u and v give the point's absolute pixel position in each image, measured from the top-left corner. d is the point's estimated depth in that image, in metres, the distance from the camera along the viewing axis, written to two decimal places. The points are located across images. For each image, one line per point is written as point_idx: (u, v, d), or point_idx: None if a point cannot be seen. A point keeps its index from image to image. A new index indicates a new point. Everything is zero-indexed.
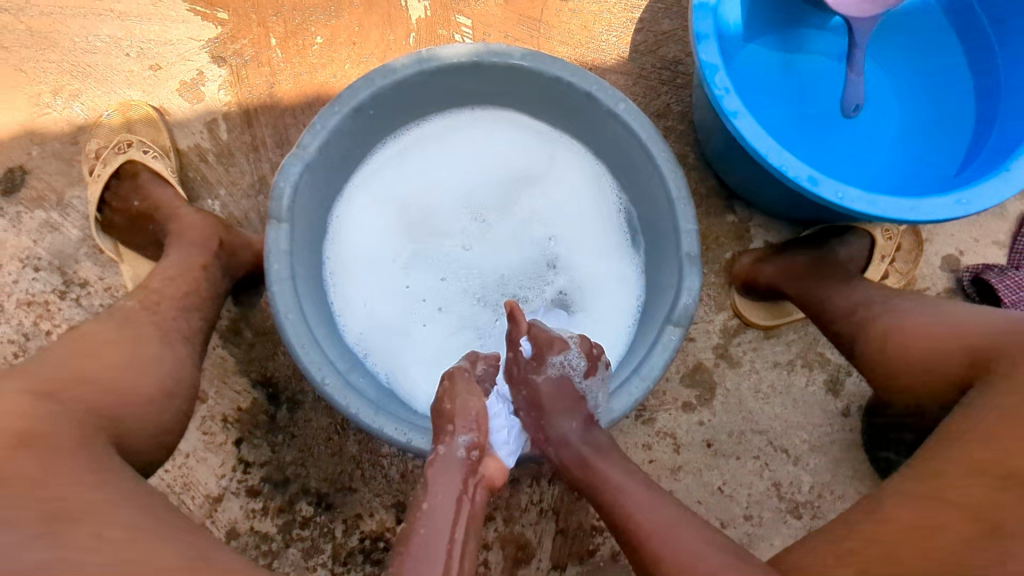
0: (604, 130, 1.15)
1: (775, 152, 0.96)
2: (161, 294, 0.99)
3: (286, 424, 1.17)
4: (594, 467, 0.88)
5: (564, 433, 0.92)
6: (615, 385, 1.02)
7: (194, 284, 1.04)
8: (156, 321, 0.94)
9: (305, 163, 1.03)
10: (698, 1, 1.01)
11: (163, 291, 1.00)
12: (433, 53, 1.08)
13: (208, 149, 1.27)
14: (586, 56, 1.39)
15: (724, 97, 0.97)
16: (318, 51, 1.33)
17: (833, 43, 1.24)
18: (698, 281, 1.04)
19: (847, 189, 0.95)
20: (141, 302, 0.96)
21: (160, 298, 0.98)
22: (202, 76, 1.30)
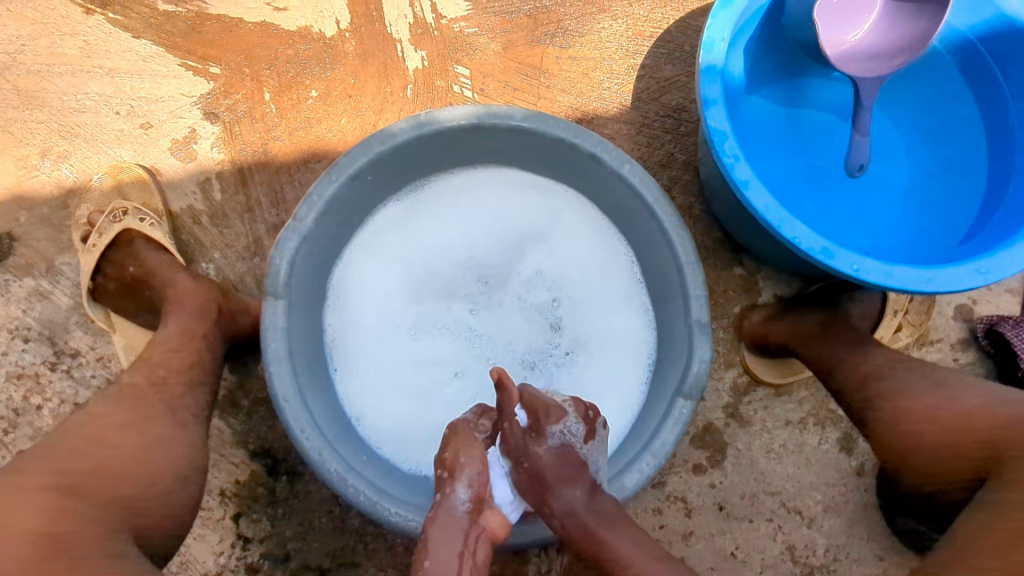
0: (609, 189, 1.12)
1: (787, 223, 0.93)
2: (168, 366, 0.94)
3: (285, 496, 1.13)
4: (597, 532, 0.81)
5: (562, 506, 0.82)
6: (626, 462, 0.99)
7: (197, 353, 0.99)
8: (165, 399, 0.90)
9: (302, 236, 1.00)
10: (705, 65, 0.98)
11: (166, 364, 0.94)
12: (432, 117, 1.05)
13: (202, 210, 1.24)
14: (587, 105, 1.36)
15: (733, 165, 0.95)
16: (313, 105, 1.30)
17: (840, 95, 1.21)
18: (709, 351, 1.01)
19: (862, 260, 0.93)
20: (148, 379, 0.91)
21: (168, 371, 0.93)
22: (195, 133, 1.27)
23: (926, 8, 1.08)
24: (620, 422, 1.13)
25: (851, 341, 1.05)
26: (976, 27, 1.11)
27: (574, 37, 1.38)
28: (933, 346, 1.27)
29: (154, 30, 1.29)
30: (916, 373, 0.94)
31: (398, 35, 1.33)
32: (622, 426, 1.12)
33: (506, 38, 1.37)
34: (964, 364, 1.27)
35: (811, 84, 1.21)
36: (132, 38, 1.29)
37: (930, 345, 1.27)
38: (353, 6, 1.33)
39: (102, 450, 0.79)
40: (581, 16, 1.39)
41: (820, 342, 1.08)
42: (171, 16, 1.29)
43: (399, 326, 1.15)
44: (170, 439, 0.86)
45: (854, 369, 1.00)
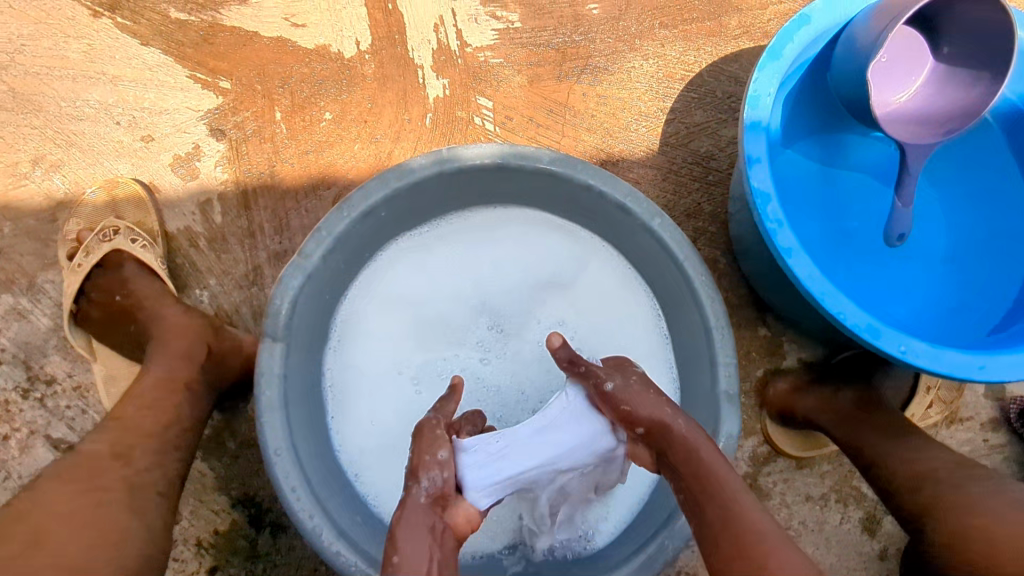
0: (637, 240, 1.06)
1: (831, 297, 0.87)
2: (138, 429, 0.85)
3: (267, 550, 1.05)
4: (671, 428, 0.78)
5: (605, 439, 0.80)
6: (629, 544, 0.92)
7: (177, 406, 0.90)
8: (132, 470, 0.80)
9: (307, 274, 0.93)
10: (749, 121, 0.93)
11: (141, 422, 0.85)
12: (455, 154, 0.98)
13: (199, 233, 1.16)
14: (613, 146, 1.30)
15: (776, 231, 0.89)
16: (326, 128, 1.24)
17: (878, 155, 1.16)
18: (737, 425, 0.95)
19: (909, 341, 0.87)
20: (114, 444, 0.81)
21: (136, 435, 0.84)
22: (198, 150, 1.20)
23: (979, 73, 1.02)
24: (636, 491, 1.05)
25: (884, 428, 1.00)
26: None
27: (602, 74, 1.33)
28: (962, 424, 1.21)
29: (164, 38, 1.22)
30: (967, 475, 0.87)
31: (420, 61, 1.27)
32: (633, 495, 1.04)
33: (532, 71, 1.31)
34: (994, 446, 1.20)
35: (849, 141, 1.16)
36: (139, 45, 1.22)
37: (960, 423, 1.20)
38: (375, 28, 1.27)
39: (53, 537, 0.70)
40: (611, 53, 1.34)
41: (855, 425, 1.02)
42: (183, 24, 1.23)
43: (403, 372, 1.07)
44: (132, 521, 0.76)
45: (901, 463, 0.93)
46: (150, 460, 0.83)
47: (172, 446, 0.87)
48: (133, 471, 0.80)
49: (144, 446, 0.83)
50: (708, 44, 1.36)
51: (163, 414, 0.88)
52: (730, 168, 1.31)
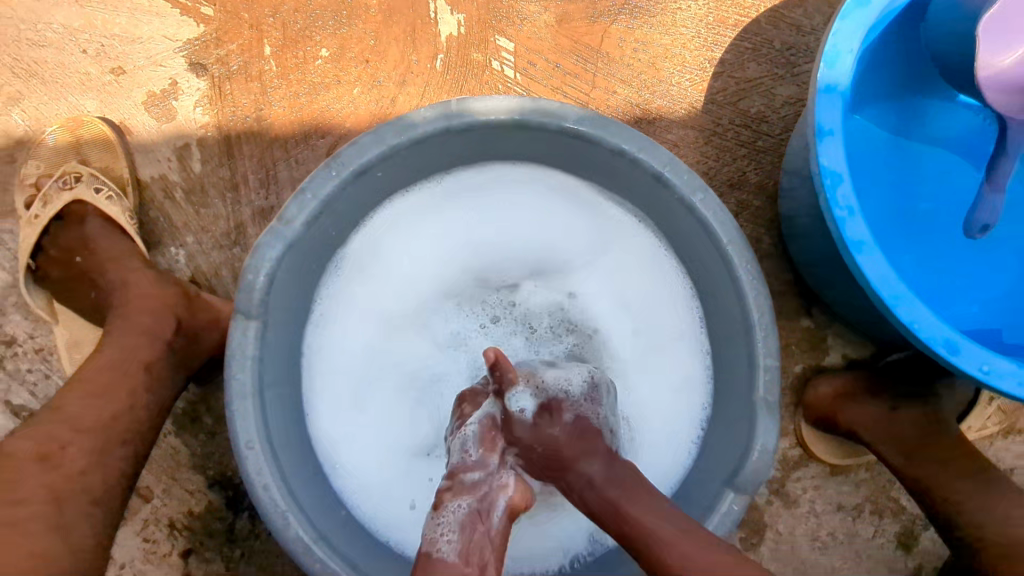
0: (670, 217, 0.91)
1: (907, 302, 0.73)
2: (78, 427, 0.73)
3: (246, 535, 0.97)
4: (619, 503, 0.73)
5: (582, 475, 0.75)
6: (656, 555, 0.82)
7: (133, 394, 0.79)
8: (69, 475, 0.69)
9: (288, 243, 0.80)
10: (823, 83, 0.76)
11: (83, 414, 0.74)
12: (465, 107, 0.83)
13: (176, 182, 1.03)
14: (650, 101, 1.13)
15: (846, 220, 0.74)
16: (322, 67, 1.08)
17: (959, 128, 1.00)
18: (775, 438, 0.82)
19: (993, 358, 0.73)
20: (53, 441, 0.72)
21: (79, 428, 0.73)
22: (176, 87, 1.05)
23: None
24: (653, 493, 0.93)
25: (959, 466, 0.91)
26: None
27: (644, 16, 1.14)
28: (1021, 437, 1.08)
29: None
30: None
31: None
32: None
33: (561, 9, 1.13)
34: None
35: (927, 110, 1.00)
36: None
37: (1017, 435, 1.08)
38: None
39: None
40: None
41: (923, 459, 0.94)
42: None
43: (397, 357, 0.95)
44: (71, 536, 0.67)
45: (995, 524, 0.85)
46: (92, 457, 0.72)
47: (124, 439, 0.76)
48: (64, 473, 0.69)
49: (87, 440, 0.72)
50: None
51: (113, 402, 0.76)
52: (783, 132, 1.13)
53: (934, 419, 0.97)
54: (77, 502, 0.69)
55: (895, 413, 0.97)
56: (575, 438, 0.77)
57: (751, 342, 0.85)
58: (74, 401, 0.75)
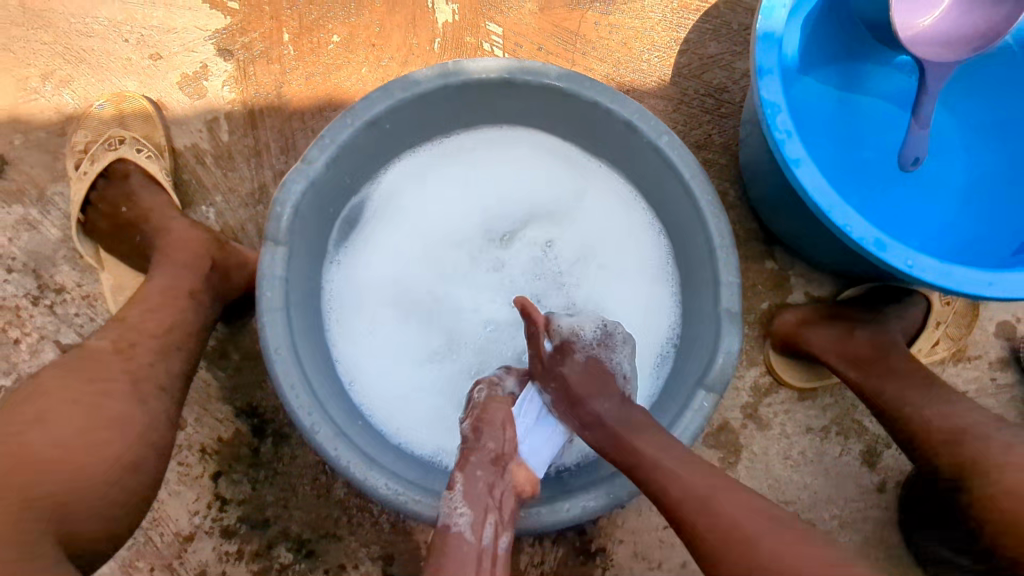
0: (642, 162, 1.04)
1: (839, 209, 0.85)
2: (140, 332, 0.86)
3: (269, 459, 1.06)
4: (626, 438, 0.82)
5: (594, 413, 0.86)
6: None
7: (179, 312, 0.91)
8: (132, 368, 0.82)
9: (310, 181, 0.93)
10: (762, 32, 0.91)
11: (143, 324, 0.87)
12: (460, 67, 0.97)
13: (206, 150, 1.17)
14: (624, 76, 1.28)
15: (785, 142, 0.87)
16: (333, 50, 1.22)
17: (895, 84, 1.12)
18: (737, 342, 0.94)
19: (917, 256, 0.85)
20: (113, 343, 0.83)
21: (138, 334, 0.85)
22: (206, 69, 1.19)
23: None
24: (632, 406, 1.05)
25: (906, 374, 0.98)
26: None
27: (617, 4, 1.30)
28: (970, 362, 1.18)
29: None
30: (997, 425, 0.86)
31: None
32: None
33: None
34: (1002, 386, 1.18)
35: (865, 71, 1.12)
36: None
37: (967, 360, 1.18)
38: None
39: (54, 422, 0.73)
40: None
41: (880, 372, 0.99)
42: None
43: (405, 293, 1.07)
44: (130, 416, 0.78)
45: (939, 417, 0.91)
46: (155, 354, 0.85)
47: (175, 348, 0.88)
48: (137, 363, 0.83)
49: (143, 343, 0.85)
50: None
51: (168, 315, 0.89)
52: (743, 101, 1.28)
53: (887, 338, 1.04)
54: (147, 386, 0.82)
55: (852, 334, 1.04)
56: (588, 379, 0.89)
57: (713, 262, 0.97)
58: (136, 314, 0.88)
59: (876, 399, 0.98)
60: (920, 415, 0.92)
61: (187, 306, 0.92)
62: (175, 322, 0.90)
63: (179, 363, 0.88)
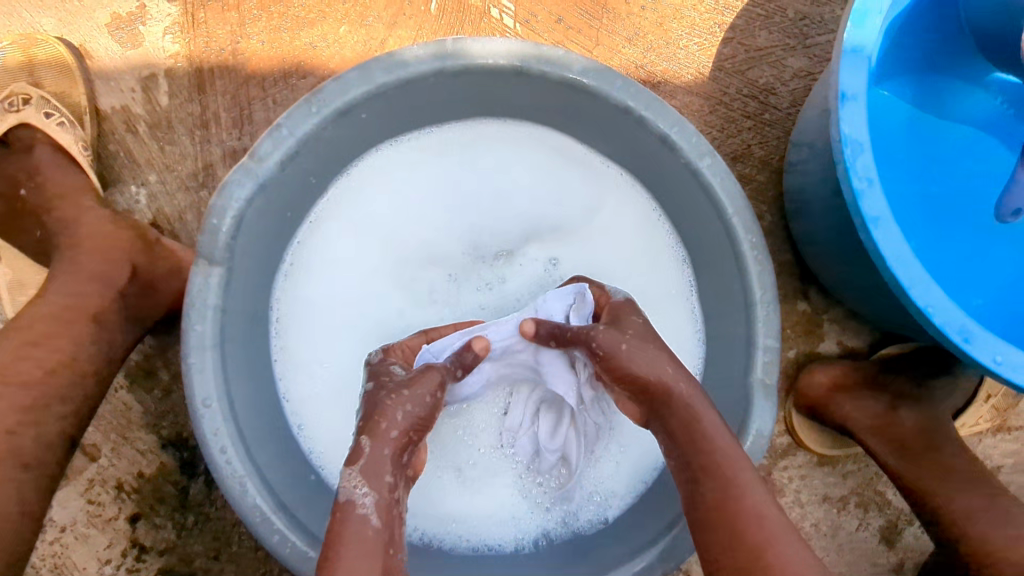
0: (673, 182, 0.85)
1: (920, 286, 0.68)
2: (15, 373, 0.69)
3: (200, 502, 0.89)
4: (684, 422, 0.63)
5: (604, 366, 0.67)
6: (639, 545, 0.78)
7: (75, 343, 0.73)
8: None
9: (260, 183, 0.72)
10: (850, 44, 0.71)
11: (18, 364, 0.69)
12: (460, 48, 0.76)
13: (140, 115, 0.94)
14: (655, 64, 1.07)
15: (864, 193, 0.69)
16: (306, 1, 0.98)
17: (979, 108, 0.94)
18: (771, 422, 0.78)
19: (1007, 350, 0.69)
20: None
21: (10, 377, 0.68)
22: (144, 11, 0.95)
23: None
24: (635, 476, 0.88)
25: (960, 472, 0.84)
26: None
27: None
28: (1011, 434, 1.04)
29: None
30: None
31: None
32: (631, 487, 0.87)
33: None
34: None
35: (946, 93, 0.94)
36: None
37: (1007, 433, 1.03)
38: None
39: None
40: None
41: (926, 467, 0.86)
42: None
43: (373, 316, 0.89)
44: None
45: None
46: (26, 412, 0.68)
47: (60, 391, 0.71)
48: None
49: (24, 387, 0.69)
50: None
51: (56, 351, 0.72)
52: (791, 107, 1.08)
53: (935, 423, 0.90)
54: (4, 466, 0.66)
55: (896, 414, 0.90)
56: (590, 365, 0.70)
57: (750, 321, 0.80)
58: (9, 347, 0.70)
59: None
60: None
61: (83, 334, 0.74)
62: (64, 361, 0.72)
63: (62, 413, 0.71)
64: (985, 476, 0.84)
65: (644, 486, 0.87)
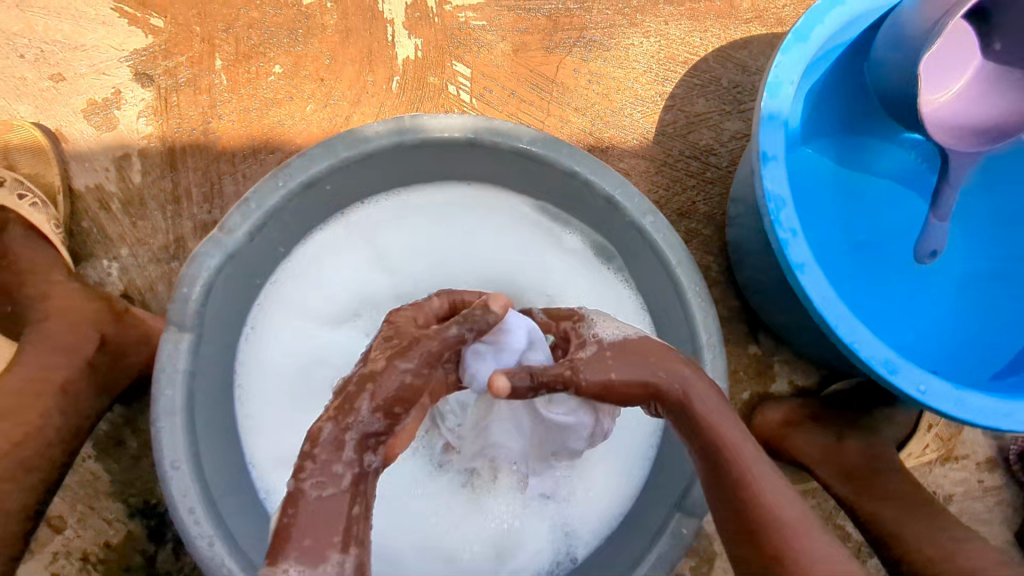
0: (621, 239, 0.92)
1: (846, 324, 0.74)
2: None
3: (167, 569, 0.90)
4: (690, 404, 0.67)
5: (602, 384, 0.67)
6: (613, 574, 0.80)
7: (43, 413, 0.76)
8: None
9: (227, 253, 0.76)
10: (767, 111, 0.79)
11: None
12: (418, 123, 0.83)
13: (113, 193, 0.99)
14: (603, 131, 1.15)
15: (788, 242, 0.76)
16: (274, 83, 1.05)
17: (897, 163, 1.03)
18: None
19: (929, 379, 0.75)
20: None
21: None
22: (119, 96, 1.01)
23: None
24: (604, 514, 0.89)
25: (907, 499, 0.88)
26: None
27: (598, 50, 1.18)
28: (957, 463, 1.10)
29: None
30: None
31: (391, 16, 1.10)
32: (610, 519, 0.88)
33: (519, 39, 1.15)
34: (988, 488, 1.10)
35: (866, 149, 1.03)
36: None
37: (955, 461, 1.09)
38: None
39: None
40: (608, 27, 1.18)
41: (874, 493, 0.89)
42: None
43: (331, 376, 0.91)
44: None
45: (942, 559, 0.79)
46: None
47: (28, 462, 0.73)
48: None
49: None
50: (716, 26, 1.21)
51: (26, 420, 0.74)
52: (731, 165, 1.17)
53: (880, 453, 0.94)
54: None
55: (843, 445, 0.94)
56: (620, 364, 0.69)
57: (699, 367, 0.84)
58: None
59: (875, 522, 0.87)
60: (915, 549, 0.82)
61: (52, 404, 0.77)
62: (33, 432, 0.75)
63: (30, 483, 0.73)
64: (928, 500, 0.87)
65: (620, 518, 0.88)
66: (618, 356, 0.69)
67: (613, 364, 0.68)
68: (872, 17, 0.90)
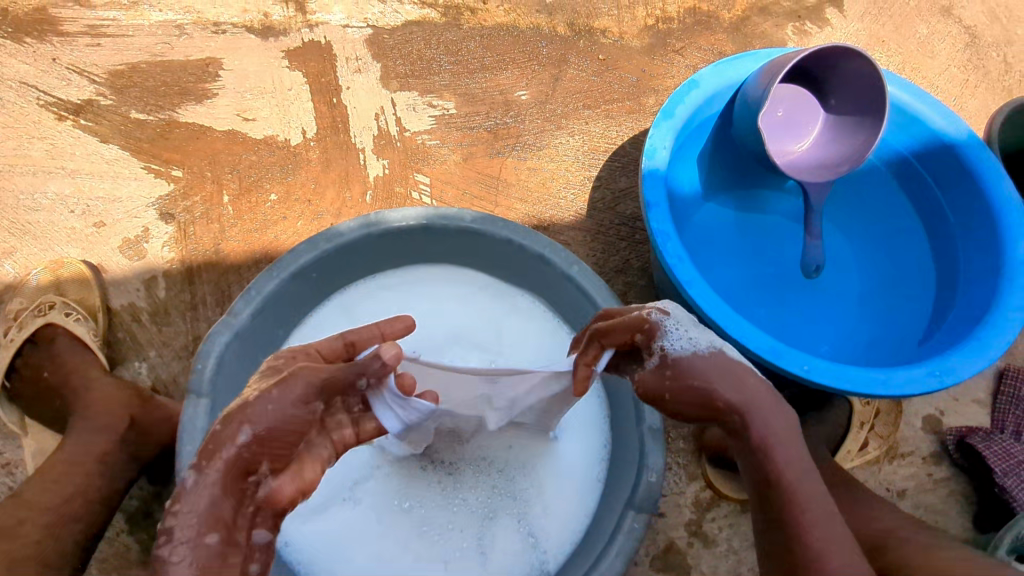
0: (559, 291, 1.10)
1: (734, 323, 0.92)
2: (35, 506, 0.88)
3: None
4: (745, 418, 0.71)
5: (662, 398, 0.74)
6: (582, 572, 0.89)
7: (85, 479, 0.93)
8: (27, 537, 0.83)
9: (234, 332, 0.96)
10: (648, 170, 1.02)
11: (38, 496, 0.89)
12: (382, 217, 1.05)
13: (143, 308, 1.21)
14: (544, 213, 1.38)
15: (677, 266, 0.96)
16: (271, 208, 1.30)
17: (788, 204, 1.22)
18: (662, 457, 0.92)
19: (811, 360, 0.91)
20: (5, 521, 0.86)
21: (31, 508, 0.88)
22: (147, 233, 1.26)
23: (863, 121, 1.11)
24: (570, 528, 1.00)
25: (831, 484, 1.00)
26: (907, 143, 1.16)
27: (532, 150, 1.42)
28: (904, 459, 1.18)
29: (123, 136, 1.32)
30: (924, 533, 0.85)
31: (361, 145, 1.37)
32: (571, 534, 0.99)
33: (466, 150, 1.41)
34: (938, 480, 1.18)
35: (759, 195, 1.22)
36: (99, 142, 1.32)
37: (901, 458, 1.18)
38: (320, 119, 1.37)
39: None
40: (540, 132, 1.44)
41: None
42: (141, 123, 1.33)
43: None
44: None
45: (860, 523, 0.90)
46: None
47: (71, 518, 0.90)
48: (22, 542, 0.84)
49: (43, 516, 0.88)
50: (629, 120, 1.47)
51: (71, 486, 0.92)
52: None
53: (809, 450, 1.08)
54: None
55: None
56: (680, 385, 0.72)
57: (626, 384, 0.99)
58: (33, 487, 0.91)
59: None
60: (843, 522, 0.92)
61: (91, 472, 0.94)
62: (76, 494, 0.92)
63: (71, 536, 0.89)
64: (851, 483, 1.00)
65: (581, 533, 0.99)
66: (677, 380, 0.73)
67: (669, 381, 0.73)
68: (727, 94, 1.15)
